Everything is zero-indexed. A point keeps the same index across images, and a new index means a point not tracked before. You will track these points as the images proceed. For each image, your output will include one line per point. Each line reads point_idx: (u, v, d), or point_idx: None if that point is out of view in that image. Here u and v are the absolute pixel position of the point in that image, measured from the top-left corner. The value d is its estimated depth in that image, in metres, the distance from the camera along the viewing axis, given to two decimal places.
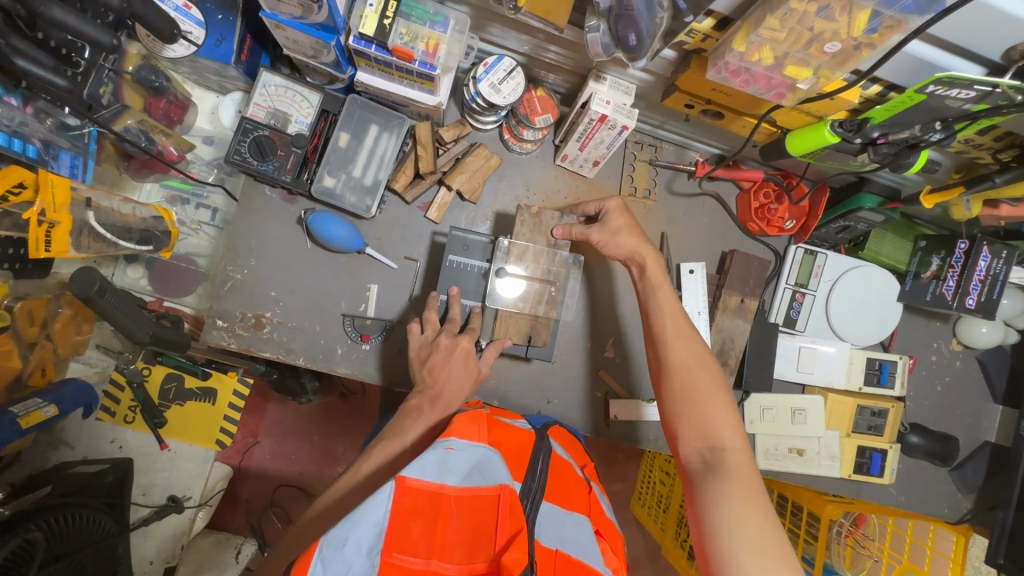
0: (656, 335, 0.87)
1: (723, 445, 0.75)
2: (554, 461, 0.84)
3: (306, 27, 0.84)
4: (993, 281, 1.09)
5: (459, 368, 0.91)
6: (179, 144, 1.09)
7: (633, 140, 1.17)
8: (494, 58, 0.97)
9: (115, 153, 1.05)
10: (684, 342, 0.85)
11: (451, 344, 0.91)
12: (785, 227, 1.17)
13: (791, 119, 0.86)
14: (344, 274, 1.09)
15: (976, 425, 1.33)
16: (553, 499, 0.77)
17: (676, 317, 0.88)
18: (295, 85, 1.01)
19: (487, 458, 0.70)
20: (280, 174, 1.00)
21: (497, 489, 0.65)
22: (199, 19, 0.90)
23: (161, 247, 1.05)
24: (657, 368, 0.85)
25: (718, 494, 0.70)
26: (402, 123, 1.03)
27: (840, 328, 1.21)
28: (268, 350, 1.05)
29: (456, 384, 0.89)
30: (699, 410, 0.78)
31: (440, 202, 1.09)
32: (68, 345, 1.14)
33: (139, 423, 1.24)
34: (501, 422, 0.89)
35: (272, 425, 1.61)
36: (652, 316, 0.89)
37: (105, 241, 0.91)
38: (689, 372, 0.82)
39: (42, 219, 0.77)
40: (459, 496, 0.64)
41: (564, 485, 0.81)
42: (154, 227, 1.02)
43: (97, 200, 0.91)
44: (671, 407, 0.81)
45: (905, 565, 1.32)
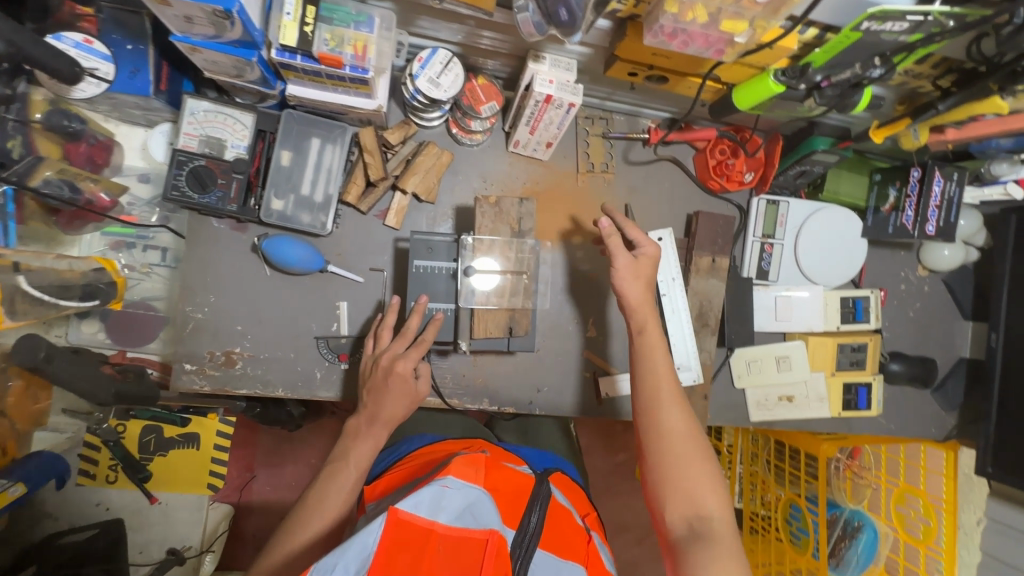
0: (646, 394, 0.87)
1: (709, 515, 0.78)
2: (553, 508, 0.84)
3: (222, 46, 0.79)
4: (948, 205, 1.11)
5: (405, 387, 0.89)
6: (108, 188, 1.03)
7: (582, 115, 1.15)
8: (428, 52, 0.94)
9: (39, 209, 0.97)
10: (676, 406, 0.85)
11: (403, 364, 0.90)
12: (745, 181, 1.18)
13: (734, 73, 0.85)
14: (311, 295, 1.05)
15: (950, 344, 1.37)
16: (549, 547, 0.77)
17: (668, 377, 0.88)
18: (225, 107, 0.96)
19: (480, 501, 0.67)
20: (224, 205, 0.96)
21: (487, 533, 0.62)
22: (104, 53, 0.85)
23: (109, 299, 0.99)
24: (647, 430, 0.85)
25: (706, 567, 0.73)
26: (344, 132, 0.99)
27: (811, 271, 1.23)
28: (244, 386, 1.02)
29: (395, 404, 0.88)
30: (686, 475, 0.80)
31: (398, 208, 1.06)
32: (28, 417, 1.08)
33: (123, 481, 1.20)
34: (502, 466, 0.88)
35: (265, 456, 1.62)
36: (643, 375, 0.89)
37: (43, 304, 0.87)
38: (682, 439, 0.82)
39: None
40: (448, 535, 0.61)
41: (561, 533, 0.81)
42: (96, 280, 0.96)
43: (27, 263, 0.85)
44: (657, 473, 0.82)
45: (903, 488, 1.35)
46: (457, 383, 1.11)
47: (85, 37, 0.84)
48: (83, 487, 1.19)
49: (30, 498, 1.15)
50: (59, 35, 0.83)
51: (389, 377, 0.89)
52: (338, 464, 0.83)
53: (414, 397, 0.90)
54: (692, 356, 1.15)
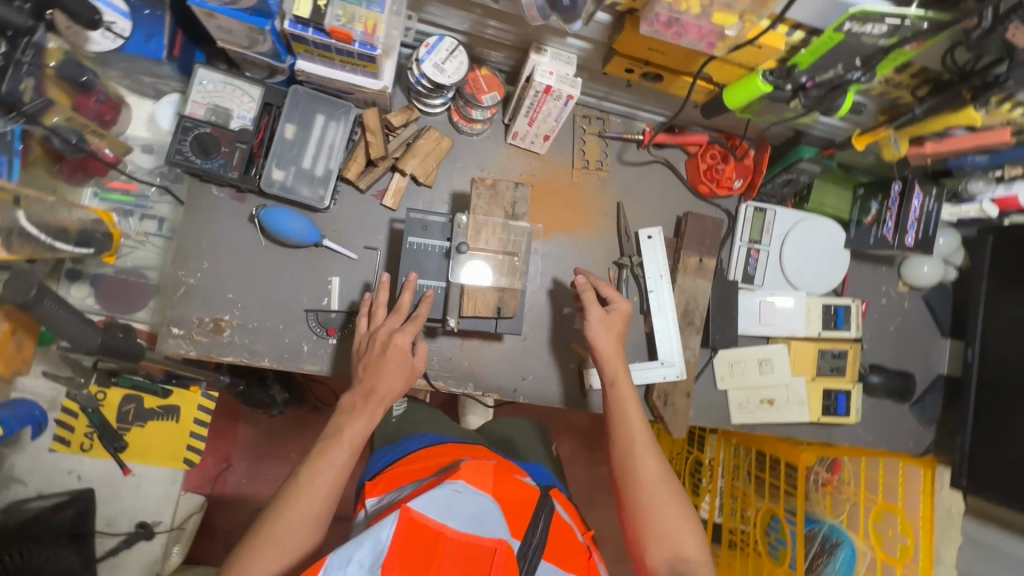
0: (623, 445, 0.91)
1: (688, 558, 0.82)
2: (557, 521, 0.80)
3: (238, 13, 0.82)
4: (927, 218, 1.14)
5: (402, 360, 0.90)
6: (114, 145, 1.06)
7: (580, 114, 1.19)
8: (435, 39, 0.98)
9: (44, 155, 0.98)
10: (652, 454, 0.90)
11: (400, 338, 0.91)
12: (733, 187, 1.22)
13: (724, 73, 0.89)
14: (303, 269, 1.06)
15: (928, 360, 1.40)
16: (553, 559, 0.74)
17: (642, 428, 0.92)
18: (235, 80, 0.99)
19: (489, 510, 0.70)
20: (226, 171, 0.99)
21: (495, 542, 0.66)
22: (124, 10, 0.88)
23: (104, 251, 0.99)
24: (626, 480, 0.89)
25: None
26: (348, 111, 1.02)
27: (795, 278, 1.26)
28: (230, 354, 1.03)
29: (391, 380, 0.88)
30: (663, 522, 0.84)
31: (395, 189, 1.08)
32: (11, 366, 1.07)
33: (98, 450, 1.18)
34: (506, 470, 0.84)
35: (243, 448, 1.70)
36: (619, 426, 0.93)
37: (38, 243, 0.86)
38: (658, 487, 0.87)
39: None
40: (457, 540, 0.64)
41: (564, 549, 0.77)
42: (93, 229, 0.96)
43: (27, 199, 0.86)
44: (637, 521, 0.86)
45: (881, 505, 1.35)
46: (442, 366, 1.11)
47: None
48: (56, 453, 1.17)
49: (1, 461, 1.13)
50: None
51: (386, 351, 0.90)
52: (330, 442, 0.84)
53: (410, 371, 0.91)
54: (676, 352, 1.17)
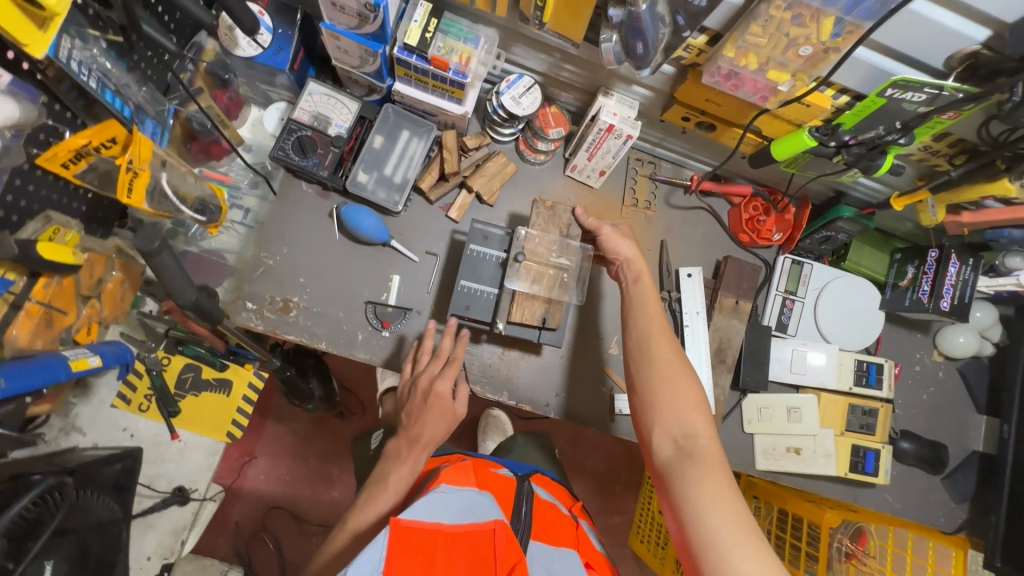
0: (637, 332, 0.94)
1: (696, 432, 0.82)
2: (538, 504, 0.94)
3: (358, 37, 0.96)
4: (962, 285, 1.19)
5: (444, 405, 0.99)
6: (232, 137, 1.20)
7: (634, 157, 1.30)
8: (515, 76, 1.12)
9: (181, 135, 1.17)
10: (664, 337, 0.92)
11: (441, 385, 1.00)
12: (773, 238, 1.29)
13: (774, 127, 0.98)
14: (369, 264, 1.17)
15: (963, 434, 1.39)
16: (541, 537, 0.87)
17: (657, 316, 0.95)
18: (338, 95, 1.14)
19: (473, 502, 0.77)
20: (318, 170, 1.11)
21: (492, 524, 0.70)
22: (269, 26, 1.03)
23: (212, 221, 1.10)
24: (638, 362, 0.91)
25: (695, 476, 0.76)
26: (430, 130, 1.15)
27: (828, 331, 1.29)
28: (293, 332, 1.12)
29: (432, 426, 0.97)
30: (670, 400, 0.85)
31: (461, 203, 1.19)
32: (114, 310, 1.09)
33: (153, 412, 1.27)
34: (484, 470, 0.98)
35: (268, 445, 1.76)
36: (636, 315, 0.96)
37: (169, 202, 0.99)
38: (669, 367, 0.89)
39: (128, 168, 0.85)
40: (455, 533, 0.68)
41: (550, 523, 0.91)
42: (208, 200, 1.09)
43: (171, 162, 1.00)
44: (648, 399, 0.87)
45: None
46: (482, 371, 1.18)
47: (259, 10, 1.02)
48: (115, 410, 1.26)
49: (67, 409, 1.22)
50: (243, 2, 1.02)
51: (427, 399, 0.99)
52: (378, 484, 0.93)
53: (451, 416, 0.99)
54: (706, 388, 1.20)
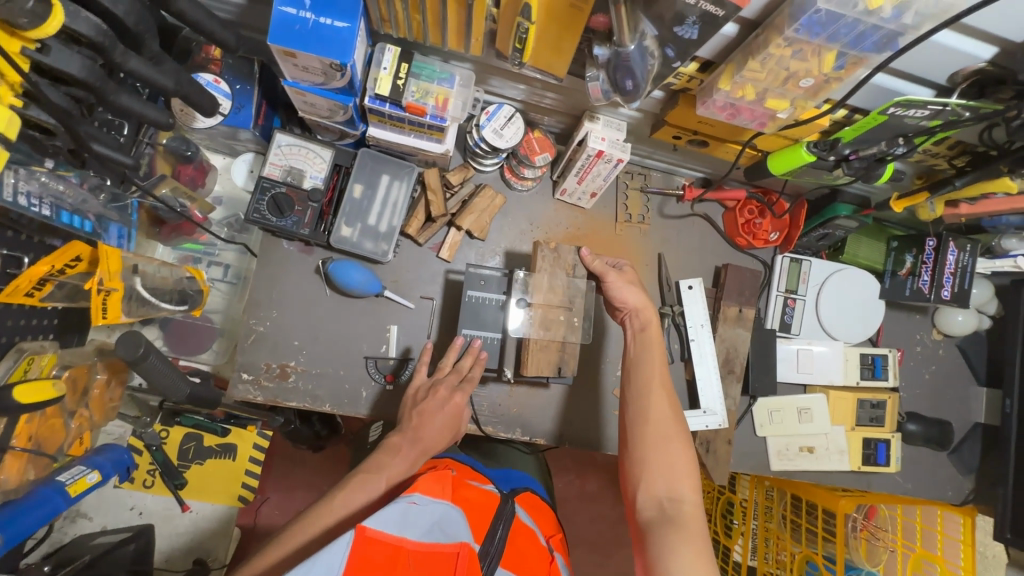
0: (636, 382, 0.94)
1: (681, 497, 0.81)
2: (516, 528, 0.90)
3: (325, 92, 0.89)
4: (963, 272, 1.19)
5: (452, 416, 0.97)
6: (201, 207, 1.15)
7: (623, 171, 1.26)
8: (495, 107, 1.05)
9: (146, 220, 1.13)
10: (664, 393, 0.92)
11: (458, 398, 0.99)
12: (770, 238, 1.27)
13: (770, 143, 0.95)
14: (364, 317, 1.12)
15: (965, 408, 1.42)
16: (509, 565, 0.82)
17: (659, 369, 0.95)
18: (309, 144, 1.07)
19: (447, 518, 0.73)
20: (299, 229, 1.06)
21: (457, 547, 0.68)
22: (227, 92, 0.95)
23: (195, 306, 1.05)
24: (634, 415, 0.91)
25: (673, 541, 0.75)
26: (411, 172, 1.09)
27: (831, 326, 1.29)
28: (294, 399, 1.08)
29: (437, 433, 0.94)
30: (660, 461, 0.85)
31: (451, 242, 1.14)
32: (103, 412, 1.05)
33: (158, 487, 1.24)
34: (467, 487, 0.95)
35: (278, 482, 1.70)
36: (637, 366, 0.96)
37: (148, 305, 0.95)
38: (664, 425, 0.88)
39: (100, 288, 0.79)
40: (417, 551, 0.65)
41: (522, 553, 0.86)
42: (188, 287, 1.03)
43: (143, 267, 0.95)
44: (638, 455, 0.87)
45: (919, 553, 1.37)
46: (493, 412, 1.16)
47: (213, 78, 0.94)
48: (119, 489, 1.22)
49: None
50: (196, 74, 0.92)
51: (428, 399, 0.98)
52: (368, 473, 0.85)
53: (454, 429, 0.98)
54: (718, 401, 1.19)
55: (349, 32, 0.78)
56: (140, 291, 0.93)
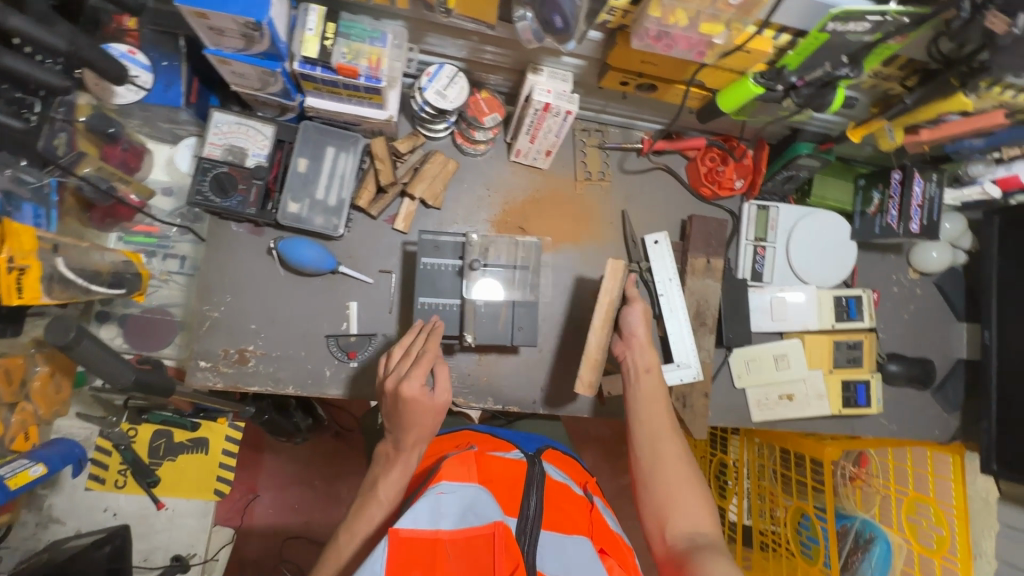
0: (642, 423, 0.95)
1: (706, 530, 0.82)
2: (549, 486, 0.92)
3: (250, 58, 0.86)
4: (931, 204, 1.14)
5: (417, 406, 0.86)
6: (138, 190, 1.11)
7: (579, 128, 1.23)
8: (436, 67, 1.02)
9: (75, 205, 1.05)
10: (670, 432, 0.94)
11: (409, 385, 0.86)
12: (735, 187, 1.24)
13: (717, 78, 0.92)
14: (322, 296, 1.10)
15: (946, 345, 1.40)
16: (553, 525, 0.84)
17: (661, 406, 0.96)
18: (249, 120, 1.04)
19: (478, 497, 0.76)
20: (245, 208, 1.03)
21: (492, 527, 0.71)
22: (145, 64, 0.92)
23: (134, 290, 1.05)
24: (645, 456, 0.91)
25: (710, 564, 0.75)
26: (356, 142, 1.06)
27: (803, 271, 1.27)
28: (256, 383, 1.06)
29: (416, 427, 0.87)
30: (678, 499, 0.85)
31: (406, 213, 1.11)
32: (51, 406, 1.11)
33: (131, 486, 1.21)
34: (493, 457, 0.95)
35: (270, 478, 1.72)
36: (638, 408, 0.97)
37: (75, 286, 0.90)
38: (676, 460, 0.90)
39: (11, 266, 0.76)
40: (454, 539, 0.70)
41: (562, 510, 0.89)
42: (124, 270, 1.03)
43: (64, 246, 0.90)
44: (656, 494, 0.87)
45: (913, 496, 1.45)
46: (462, 382, 1.14)
47: (128, 49, 0.91)
48: (92, 492, 1.20)
49: (39, 502, 1.17)
50: (108, 45, 0.90)
51: (402, 405, 0.86)
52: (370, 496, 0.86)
53: (432, 413, 0.88)
54: (691, 354, 1.17)
55: None
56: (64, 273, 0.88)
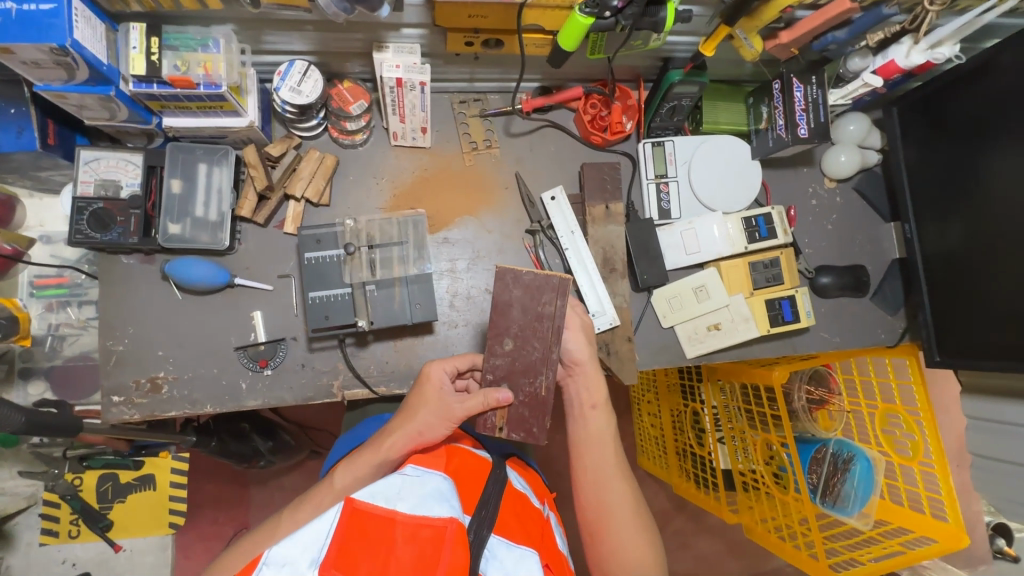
0: (594, 474, 1.00)
1: None
2: (511, 492, 0.90)
3: (81, 87, 0.87)
4: (815, 106, 1.11)
5: (437, 392, 0.94)
6: (10, 240, 1.14)
7: (457, 101, 1.22)
8: (286, 65, 1.02)
9: None
10: (622, 481, 1.00)
11: (434, 367, 0.97)
12: (626, 127, 1.23)
13: (552, 19, 0.92)
14: (225, 311, 1.10)
15: (876, 248, 1.38)
16: (504, 531, 0.81)
17: (612, 456, 1.02)
18: (119, 152, 1.05)
19: (441, 489, 0.77)
20: (126, 238, 1.03)
21: (446, 520, 0.71)
22: None
23: (12, 334, 1.13)
24: (595, 509, 0.99)
25: None
26: (227, 153, 1.06)
27: (708, 200, 1.26)
28: (172, 408, 1.06)
29: (425, 416, 0.91)
30: (625, 556, 0.96)
31: (293, 214, 1.12)
32: None
33: (85, 534, 1.23)
34: (462, 451, 0.95)
35: (259, 511, 1.71)
36: (590, 459, 1.02)
37: None
38: (624, 515, 0.98)
39: None
40: (407, 522, 0.70)
41: (520, 518, 0.87)
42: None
43: None
44: (604, 548, 0.97)
45: (883, 408, 1.44)
46: (381, 371, 1.13)
47: None
48: (47, 546, 1.23)
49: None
50: None
51: (422, 380, 0.96)
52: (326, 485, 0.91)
53: (447, 414, 0.91)
54: (606, 301, 1.17)
55: (56, 13, 0.75)
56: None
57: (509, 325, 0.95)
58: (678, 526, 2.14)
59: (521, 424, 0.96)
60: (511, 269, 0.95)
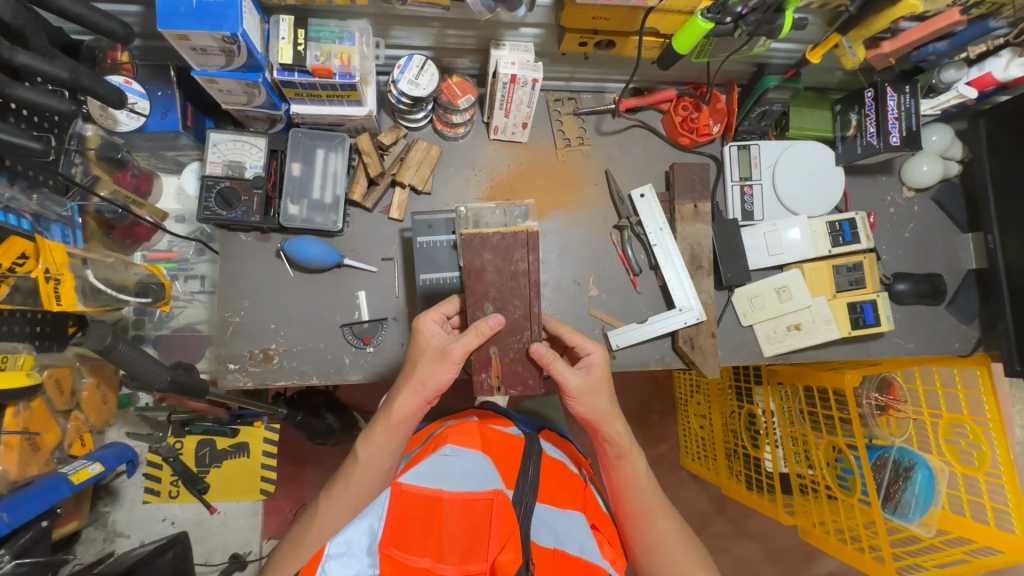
0: (640, 510, 0.98)
1: None
2: (547, 463, 0.91)
3: (233, 73, 0.93)
4: (907, 115, 1.15)
5: (434, 346, 0.94)
6: (151, 212, 1.20)
7: (553, 99, 1.27)
8: (405, 59, 1.08)
9: (99, 229, 1.14)
10: (667, 519, 0.98)
11: (420, 318, 0.96)
12: (713, 131, 1.26)
13: (668, 23, 0.97)
14: (331, 290, 1.16)
15: (952, 258, 1.40)
16: (547, 498, 0.83)
17: (653, 492, 0.99)
18: (243, 136, 1.11)
19: (481, 467, 0.79)
20: (249, 216, 1.10)
21: (491, 493, 0.73)
22: (141, 92, 1.00)
23: (160, 299, 1.11)
24: (642, 545, 0.97)
25: None
26: (343, 141, 1.13)
27: (792, 203, 1.29)
28: (282, 377, 1.13)
29: (434, 374, 0.92)
30: None
31: (399, 202, 1.18)
32: (101, 415, 1.13)
33: (184, 495, 1.31)
34: (492, 428, 0.95)
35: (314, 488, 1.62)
36: (633, 494, 0.99)
37: (106, 296, 1.02)
38: (671, 549, 0.96)
39: (48, 276, 0.88)
40: (454, 500, 0.73)
41: (559, 481, 0.89)
42: (149, 280, 1.10)
43: (92, 259, 1.02)
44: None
45: (948, 417, 1.42)
46: None
47: (125, 79, 0.99)
48: (149, 504, 1.31)
49: (104, 518, 1.29)
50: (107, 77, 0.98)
51: (415, 332, 0.96)
52: (355, 461, 0.95)
53: (446, 358, 0.90)
54: (692, 297, 1.22)
55: (231, 4, 0.82)
56: (93, 282, 1.00)
57: (486, 291, 0.91)
58: (719, 528, 2.14)
59: (516, 380, 0.95)
60: (477, 234, 0.90)
